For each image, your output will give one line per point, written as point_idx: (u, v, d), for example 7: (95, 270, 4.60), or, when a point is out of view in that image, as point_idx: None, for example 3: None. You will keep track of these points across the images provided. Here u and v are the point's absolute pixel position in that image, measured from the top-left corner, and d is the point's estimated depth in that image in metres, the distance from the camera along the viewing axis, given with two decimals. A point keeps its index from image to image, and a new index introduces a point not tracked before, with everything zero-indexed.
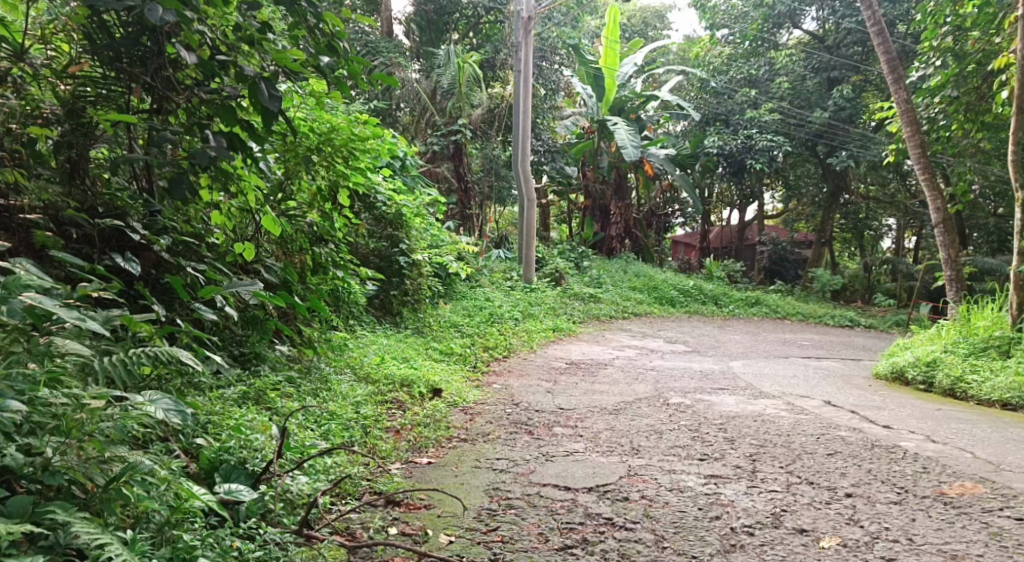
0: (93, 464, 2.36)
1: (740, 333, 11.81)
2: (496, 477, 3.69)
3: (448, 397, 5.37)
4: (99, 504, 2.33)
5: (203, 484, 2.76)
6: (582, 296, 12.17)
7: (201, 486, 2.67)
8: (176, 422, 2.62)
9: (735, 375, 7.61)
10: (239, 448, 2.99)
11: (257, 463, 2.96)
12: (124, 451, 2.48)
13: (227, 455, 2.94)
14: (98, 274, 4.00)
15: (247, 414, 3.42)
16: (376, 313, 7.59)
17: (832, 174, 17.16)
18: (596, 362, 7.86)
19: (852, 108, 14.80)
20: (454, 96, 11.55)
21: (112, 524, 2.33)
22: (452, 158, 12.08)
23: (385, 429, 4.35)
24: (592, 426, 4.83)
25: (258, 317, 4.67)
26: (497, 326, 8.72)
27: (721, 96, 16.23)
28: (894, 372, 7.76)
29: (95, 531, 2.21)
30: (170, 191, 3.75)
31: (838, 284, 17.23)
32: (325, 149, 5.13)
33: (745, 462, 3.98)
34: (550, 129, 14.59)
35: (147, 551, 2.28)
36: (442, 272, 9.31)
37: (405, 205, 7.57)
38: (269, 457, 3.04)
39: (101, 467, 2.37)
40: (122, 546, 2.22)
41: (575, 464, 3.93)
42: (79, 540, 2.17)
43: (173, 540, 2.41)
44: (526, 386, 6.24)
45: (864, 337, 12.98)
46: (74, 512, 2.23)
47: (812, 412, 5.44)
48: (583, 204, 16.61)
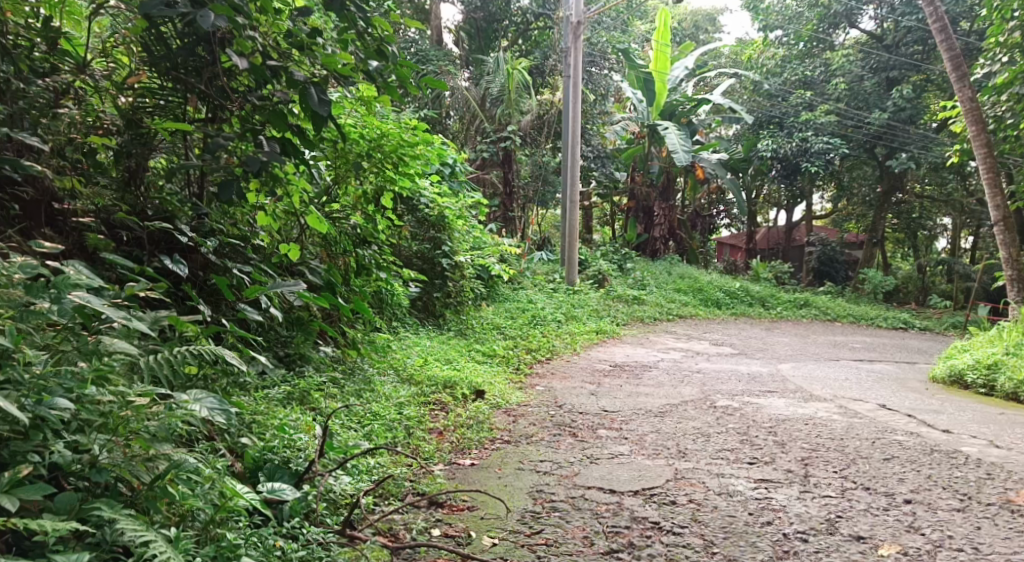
0: (139, 461, 2.39)
1: (788, 335, 11.55)
2: (540, 479, 3.64)
3: (491, 399, 5.34)
4: (145, 501, 2.36)
5: (247, 483, 2.77)
6: (626, 298, 12.07)
7: (244, 485, 2.66)
8: (220, 420, 2.63)
9: (784, 379, 7.44)
10: (283, 446, 3.00)
11: (300, 463, 2.95)
12: (169, 449, 2.49)
13: (271, 455, 2.94)
14: (148, 276, 4.05)
15: (291, 414, 3.43)
16: (419, 315, 7.61)
17: (889, 176, 16.68)
18: (641, 365, 7.77)
19: (912, 109, 14.42)
20: (503, 104, 11.60)
21: (157, 522, 2.35)
22: (501, 165, 12.24)
23: (428, 430, 4.34)
24: (638, 429, 4.75)
25: (302, 318, 4.76)
26: (540, 328, 8.67)
27: (775, 98, 15.97)
28: (952, 375, 7.51)
29: (140, 528, 2.22)
30: (219, 196, 3.73)
31: (890, 285, 16.79)
32: (376, 154, 5.25)
33: (797, 466, 3.86)
34: (599, 134, 14.73)
35: (191, 550, 2.28)
36: (485, 274, 9.30)
37: (448, 208, 7.58)
38: (312, 456, 3.02)
39: (147, 465, 2.39)
40: (165, 544, 2.23)
41: (620, 467, 3.86)
42: (123, 537, 2.18)
43: (216, 538, 2.42)
44: (570, 388, 6.18)
45: (918, 340, 12.61)
46: (119, 510, 2.25)
47: (865, 416, 5.29)
48: (626, 206, 16.46)
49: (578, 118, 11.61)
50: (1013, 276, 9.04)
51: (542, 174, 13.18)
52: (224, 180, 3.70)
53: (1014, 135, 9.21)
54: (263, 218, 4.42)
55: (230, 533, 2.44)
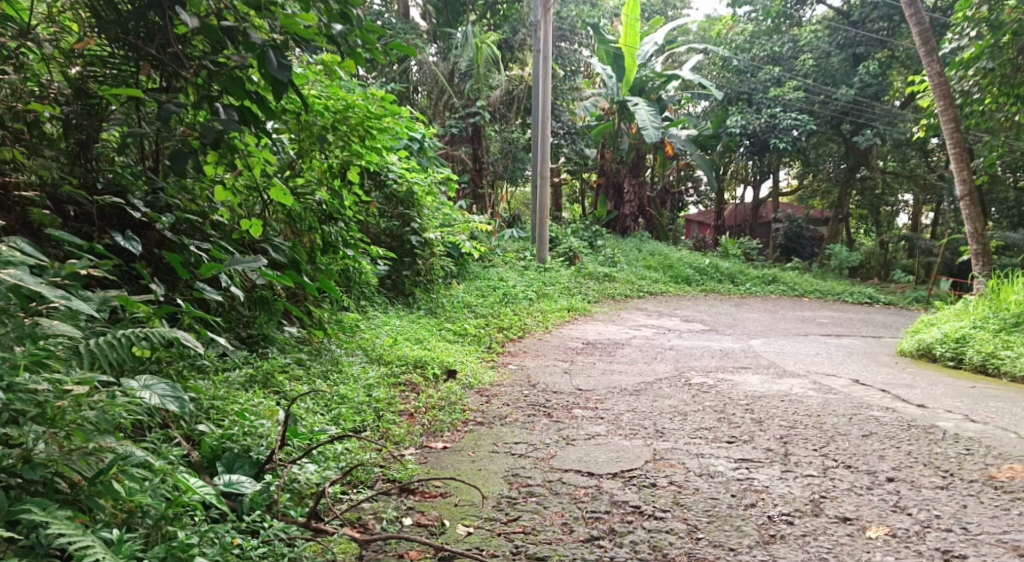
0: (78, 457, 2.21)
1: (757, 311, 11.56)
2: (516, 462, 3.52)
3: (463, 378, 5.20)
4: (87, 499, 2.19)
5: (204, 475, 2.59)
6: (596, 276, 11.96)
7: (198, 478, 2.49)
8: (172, 409, 2.47)
9: (757, 355, 7.40)
10: (242, 433, 2.82)
11: (263, 451, 2.76)
12: (113, 441, 2.33)
13: (230, 443, 2.76)
14: (97, 254, 3.83)
15: (253, 398, 3.26)
16: (388, 294, 7.42)
17: (856, 152, 16.74)
18: (613, 342, 7.66)
19: (878, 85, 14.51)
20: (472, 79, 11.34)
21: (100, 522, 2.19)
22: (470, 141, 12.03)
23: (399, 413, 4.19)
24: (614, 408, 4.64)
25: (266, 297, 4.56)
26: (511, 306, 8.54)
27: (744, 74, 15.84)
28: (920, 349, 7.54)
29: (77, 532, 2.05)
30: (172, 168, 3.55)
31: (856, 261, 16.92)
32: (341, 127, 5.02)
33: (777, 444, 3.78)
34: (569, 110, 14.53)
35: (136, 553, 2.13)
36: (455, 252, 9.13)
37: (417, 183, 7.36)
38: (274, 444, 2.84)
39: (87, 460, 2.22)
40: (106, 548, 2.07)
41: (597, 448, 3.75)
42: (60, 541, 2.02)
43: (168, 538, 2.25)
44: (542, 366, 6.06)
45: (884, 314, 12.71)
46: (54, 511, 2.08)
47: (840, 391, 5.24)
48: (596, 182, 16.36)
49: (548, 93, 11.43)
50: (977, 250, 9.06)
51: (511, 151, 13.01)
52: (176, 150, 3.53)
53: (981, 111, 9.21)
54: (222, 192, 4.20)
55: (183, 531, 2.28)
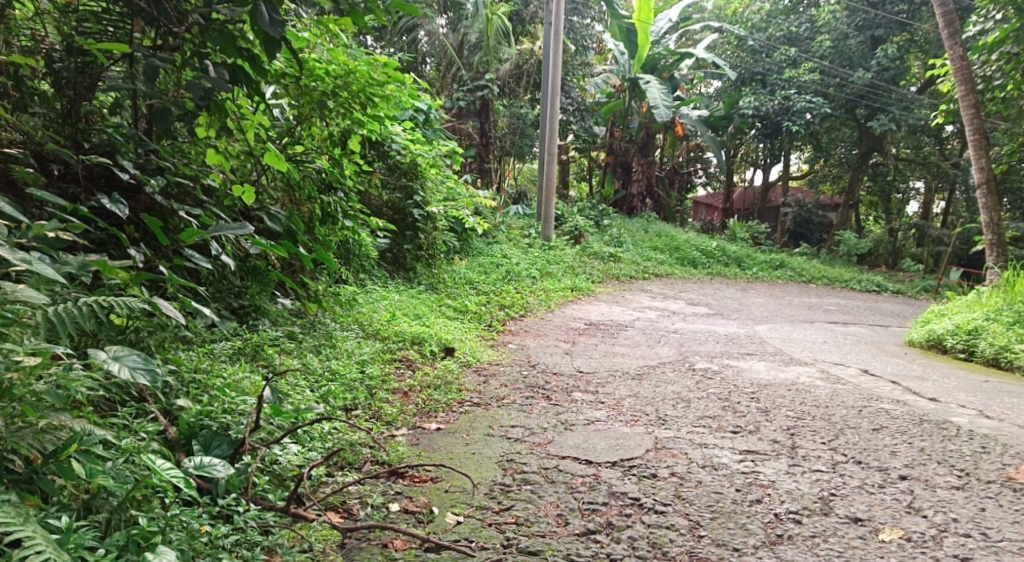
0: (31, 434, 2.08)
1: (764, 296, 11.39)
2: (511, 447, 3.38)
3: (461, 356, 5.05)
4: (39, 481, 2.06)
5: (177, 454, 2.45)
6: (602, 256, 11.77)
7: (167, 459, 2.34)
8: (144, 382, 2.30)
9: (763, 341, 7.25)
10: (220, 410, 2.68)
11: (242, 429, 2.62)
12: (70, 418, 2.20)
13: (209, 420, 2.62)
14: (82, 216, 3.69)
15: (239, 373, 3.13)
16: (388, 268, 7.25)
17: (869, 137, 16.45)
18: (616, 324, 7.50)
19: (896, 69, 14.29)
20: (482, 52, 11.03)
21: (53, 506, 2.06)
22: (478, 114, 11.78)
23: (392, 391, 4.05)
24: (616, 393, 4.50)
25: (259, 267, 4.40)
26: (514, 284, 8.38)
27: (759, 54, 15.51)
28: (929, 340, 7.37)
29: (19, 520, 1.91)
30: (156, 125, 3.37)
31: (865, 248, 16.68)
32: (342, 93, 4.87)
33: (783, 436, 3.63)
34: (580, 86, 14.23)
35: (87, 543, 1.99)
36: (458, 227, 8.97)
37: (421, 155, 7.19)
38: (255, 423, 2.70)
39: (41, 437, 2.09)
40: (53, 538, 1.93)
41: (596, 434, 3.61)
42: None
43: (128, 523, 2.11)
44: (543, 346, 5.92)
45: (891, 303, 12.53)
46: None
47: (849, 382, 5.09)
48: (605, 160, 16.15)
49: (558, 68, 11.20)
50: (992, 240, 8.82)
51: (519, 126, 12.84)
52: (158, 108, 3.46)
53: (1002, 98, 8.96)
54: (213, 155, 4.06)
55: (146, 517, 2.14)
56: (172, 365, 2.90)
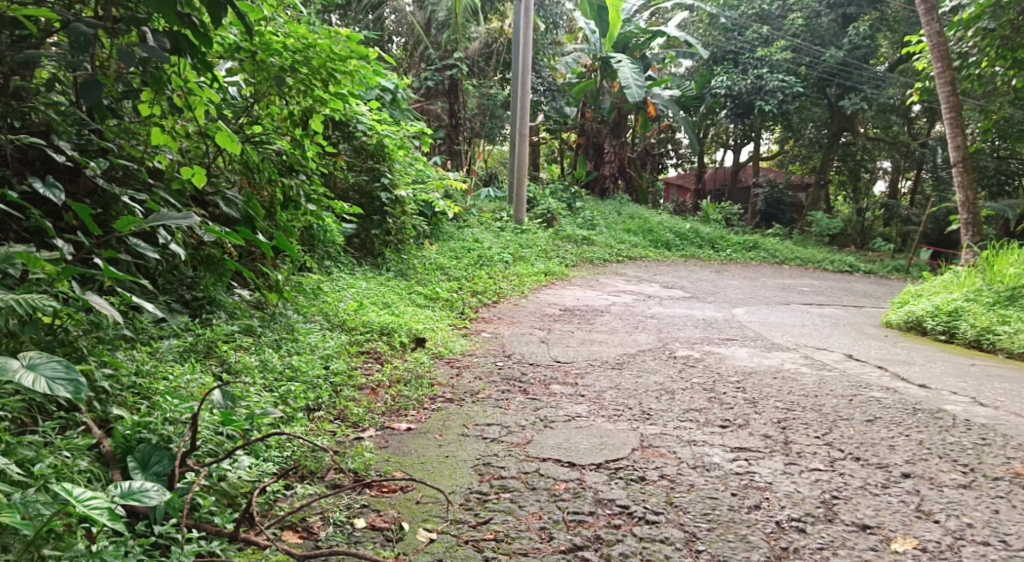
0: None
1: (739, 278, 11.24)
2: (487, 449, 3.14)
3: (432, 347, 4.78)
4: None
5: (108, 474, 2.18)
6: (575, 239, 11.54)
7: (89, 484, 2.07)
8: (65, 395, 2.04)
9: (741, 325, 7.08)
10: (161, 421, 2.39)
11: (183, 440, 2.34)
12: None
13: (148, 432, 2.35)
14: (12, 203, 3.37)
15: (187, 376, 2.84)
16: (356, 254, 6.94)
17: (840, 117, 16.38)
18: (592, 309, 7.28)
19: (868, 47, 14.21)
20: (449, 29, 10.60)
21: None
22: (447, 94, 11.56)
23: (359, 388, 3.79)
24: (596, 385, 4.27)
25: (213, 256, 4.08)
26: (486, 268, 8.12)
27: (731, 33, 15.26)
28: (909, 321, 7.26)
29: None
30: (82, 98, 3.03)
31: (836, 229, 16.63)
32: (301, 69, 4.58)
33: (774, 431, 3.43)
34: (550, 65, 13.87)
35: None
36: (428, 211, 8.68)
37: (388, 136, 6.87)
38: (199, 434, 2.42)
39: None
40: None
41: (578, 432, 3.38)
42: None
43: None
44: (518, 335, 5.66)
45: (864, 283, 12.48)
46: None
47: (835, 368, 4.92)
48: (576, 142, 15.88)
49: (528, 47, 10.90)
50: (967, 219, 8.66)
51: (488, 106, 12.35)
52: (87, 81, 3.16)
53: (978, 75, 8.81)
54: (157, 135, 3.76)
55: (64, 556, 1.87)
56: (110, 369, 2.62)
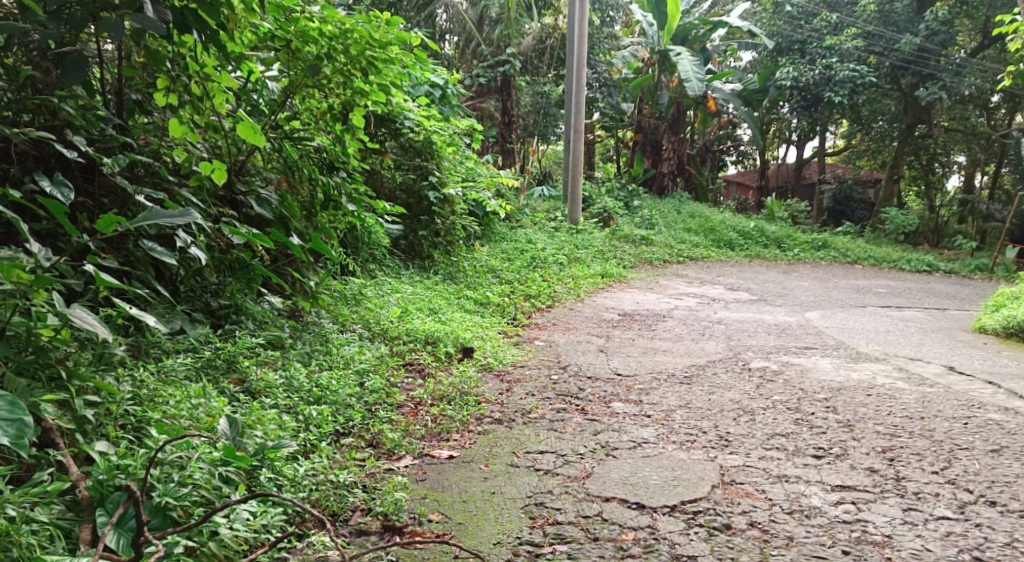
0: None
1: (809, 279, 10.54)
2: (540, 484, 2.69)
3: (480, 358, 4.34)
4: None
5: (70, 532, 1.92)
6: (633, 239, 11.02)
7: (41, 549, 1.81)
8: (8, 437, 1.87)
9: (819, 331, 6.46)
10: (144, 462, 2.11)
11: (170, 491, 2.05)
12: None
13: (123, 479, 2.04)
14: (20, 204, 3.11)
15: (192, 401, 2.50)
16: (402, 257, 6.53)
17: (915, 107, 15.42)
18: (654, 314, 6.76)
19: (946, 33, 13.31)
20: (502, 24, 10.25)
21: None
22: (499, 92, 10.96)
23: (397, 407, 3.39)
24: (663, 403, 3.77)
25: (242, 261, 3.71)
26: (539, 271, 7.67)
27: (797, 22, 14.52)
28: (1009, 327, 6.57)
29: None
30: (67, 76, 2.75)
31: (913, 225, 15.58)
32: (338, 57, 4.10)
33: (882, 464, 2.90)
34: (607, 61, 13.33)
35: None
36: (479, 211, 8.29)
37: (436, 132, 6.50)
38: (191, 478, 2.13)
39: None
40: None
41: (647, 464, 2.90)
42: None
43: None
44: (574, 343, 5.18)
45: (945, 284, 11.62)
46: None
47: (938, 384, 4.30)
48: (633, 139, 15.27)
49: (583, 40, 10.42)
50: None
51: (542, 105, 12.14)
52: (73, 57, 2.78)
53: None
54: (176, 127, 3.28)
55: None
56: (96, 396, 2.30)
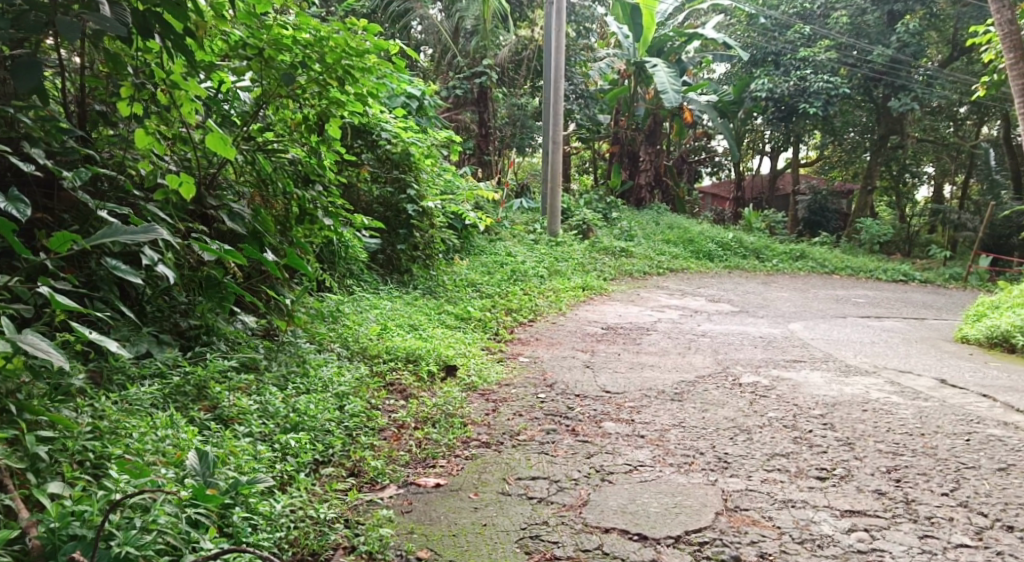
0: None
1: (789, 290, 10.50)
2: (534, 514, 2.55)
3: (464, 377, 4.17)
4: None
5: None
6: (612, 251, 10.93)
7: None
8: None
9: (805, 343, 6.36)
10: (104, 505, 1.95)
11: (132, 539, 1.88)
12: None
13: (76, 528, 1.87)
14: None
15: (159, 433, 2.34)
16: (380, 271, 6.36)
17: (888, 118, 15.53)
18: (637, 327, 6.64)
19: (918, 45, 13.43)
20: (478, 36, 10.13)
21: None
22: (476, 103, 10.84)
23: (379, 431, 3.22)
24: (656, 422, 3.62)
25: (212, 278, 3.52)
26: (520, 284, 7.52)
27: (771, 33, 14.56)
28: (993, 336, 6.52)
29: None
30: (16, 78, 2.55)
31: (888, 235, 15.64)
32: (313, 65, 3.87)
33: (889, 486, 2.78)
34: (583, 72, 13.26)
35: None
36: (458, 223, 8.13)
37: (414, 144, 6.34)
38: (154, 522, 1.94)
39: None
40: None
41: (644, 489, 2.76)
42: None
43: None
44: (559, 359, 5.03)
45: (923, 293, 11.65)
46: None
47: (933, 398, 4.20)
48: (610, 150, 15.22)
49: (561, 51, 10.31)
50: None
51: (519, 117, 12.03)
52: (27, 59, 2.59)
53: None
54: (142, 137, 3.11)
55: None
56: (50, 431, 2.15)
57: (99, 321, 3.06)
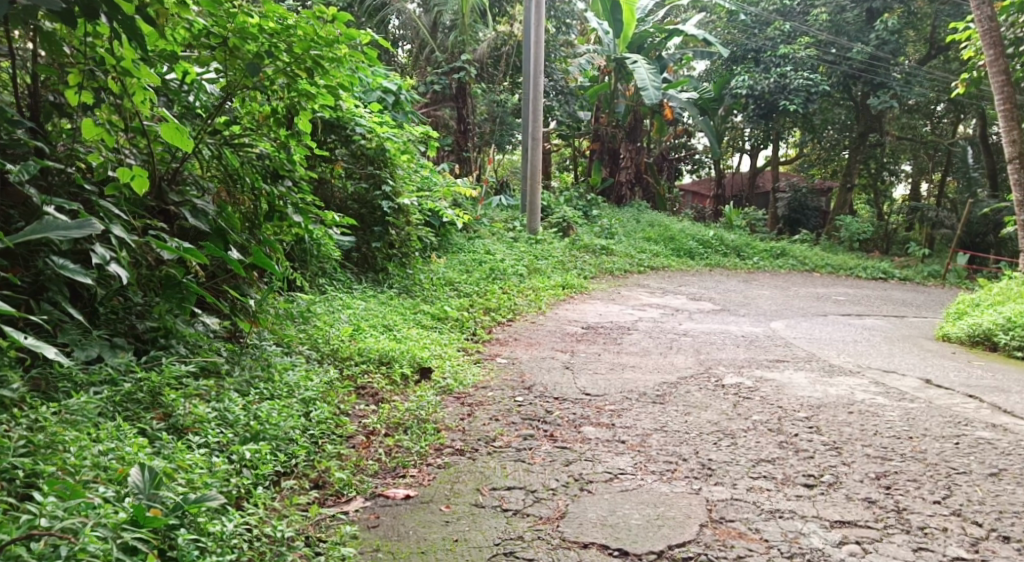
0: None
1: (770, 288, 10.44)
2: (509, 528, 2.42)
3: (439, 380, 4.01)
4: None
5: None
6: (593, 249, 10.80)
7: None
8: None
9: (787, 343, 6.27)
10: (27, 532, 1.86)
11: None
12: None
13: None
14: None
15: (101, 447, 2.24)
16: (355, 270, 6.18)
17: (867, 115, 15.53)
18: (618, 326, 6.50)
19: (897, 42, 13.42)
20: (456, 30, 9.97)
21: None
22: (454, 100, 10.68)
23: (347, 439, 3.06)
24: (637, 426, 3.49)
25: (173, 279, 3.34)
26: (499, 283, 7.37)
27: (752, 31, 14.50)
28: (975, 335, 6.46)
29: None
30: None
31: (867, 233, 15.65)
32: (281, 55, 3.68)
33: (880, 493, 2.67)
34: (563, 68, 13.11)
35: None
36: (435, 221, 7.97)
37: (389, 139, 6.15)
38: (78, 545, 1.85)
39: None
40: None
41: (623, 498, 2.64)
42: None
43: None
44: (537, 360, 4.88)
45: (902, 291, 11.63)
46: None
47: (919, 398, 4.10)
48: (590, 148, 15.10)
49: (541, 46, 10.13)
50: None
51: (498, 113, 11.87)
52: None
53: None
54: (87, 128, 3.01)
55: None
56: None
57: (45, 325, 2.87)
